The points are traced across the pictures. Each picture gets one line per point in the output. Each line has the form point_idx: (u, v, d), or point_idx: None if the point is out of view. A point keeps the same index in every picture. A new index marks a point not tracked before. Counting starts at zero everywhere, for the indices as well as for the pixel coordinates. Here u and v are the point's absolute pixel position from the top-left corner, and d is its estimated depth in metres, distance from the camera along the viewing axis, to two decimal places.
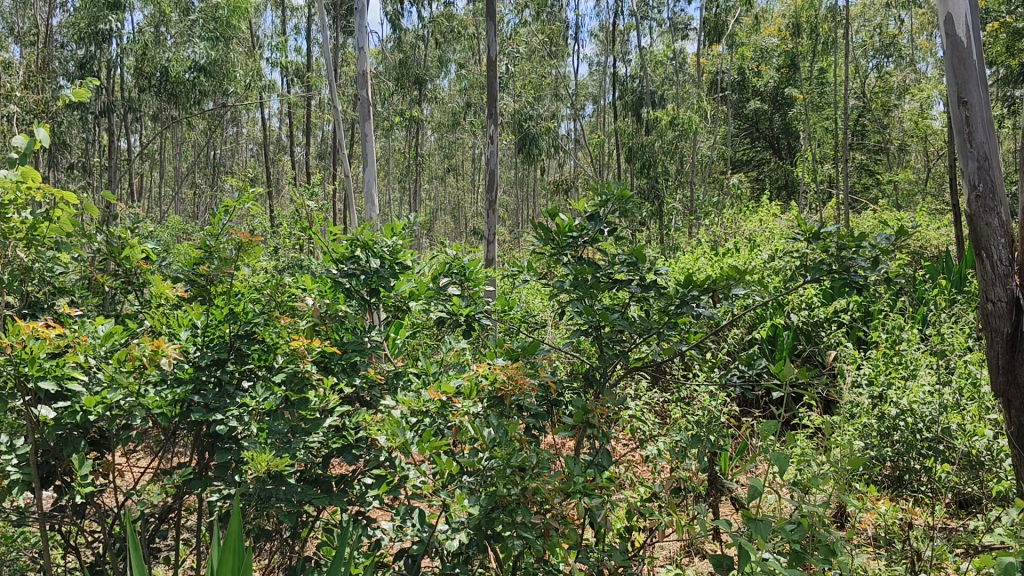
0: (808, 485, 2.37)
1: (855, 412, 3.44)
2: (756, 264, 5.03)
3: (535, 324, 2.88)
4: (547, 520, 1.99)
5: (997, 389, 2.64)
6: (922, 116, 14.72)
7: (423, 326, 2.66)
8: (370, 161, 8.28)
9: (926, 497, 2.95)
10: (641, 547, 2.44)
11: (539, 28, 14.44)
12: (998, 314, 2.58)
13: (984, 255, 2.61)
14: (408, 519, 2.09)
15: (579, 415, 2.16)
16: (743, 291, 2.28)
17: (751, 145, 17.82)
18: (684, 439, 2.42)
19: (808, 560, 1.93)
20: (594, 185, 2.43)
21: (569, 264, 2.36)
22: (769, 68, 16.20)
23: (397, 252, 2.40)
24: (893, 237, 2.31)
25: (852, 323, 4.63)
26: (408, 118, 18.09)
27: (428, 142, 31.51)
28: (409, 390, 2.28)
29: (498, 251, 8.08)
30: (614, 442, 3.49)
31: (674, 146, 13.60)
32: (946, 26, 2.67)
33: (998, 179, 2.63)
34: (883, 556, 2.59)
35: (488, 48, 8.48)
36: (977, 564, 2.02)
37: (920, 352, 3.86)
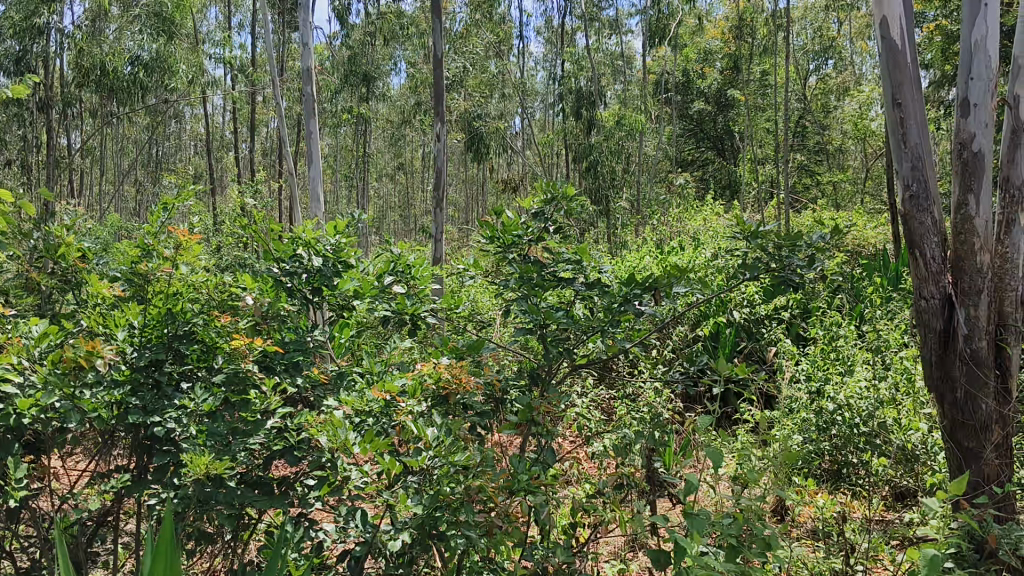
0: (746, 479, 2.41)
1: (793, 407, 3.53)
2: (699, 264, 5.09)
3: (482, 322, 2.86)
4: (491, 519, 1.99)
5: (930, 384, 2.73)
6: (861, 117, 15.02)
7: (368, 325, 2.63)
8: (315, 159, 8.13)
9: (864, 491, 3.01)
10: (585, 542, 2.45)
11: (484, 27, 14.36)
12: (931, 311, 2.66)
13: (918, 254, 2.68)
14: (351, 520, 2.05)
15: (523, 412, 2.17)
16: (683, 288, 2.32)
17: (695, 146, 17.79)
18: (627, 435, 2.44)
19: (745, 553, 1.96)
20: (539, 184, 2.43)
21: (514, 262, 2.35)
22: (713, 69, 16.36)
23: (341, 250, 2.37)
24: (829, 235, 2.34)
25: (792, 319, 4.72)
26: (354, 115, 17.92)
27: (376, 141, 31.18)
28: (354, 390, 2.26)
29: (444, 251, 8.00)
30: (560, 440, 3.51)
31: (621, 146, 13.62)
32: (881, 29, 2.71)
33: (931, 179, 2.69)
34: (821, 549, 2.64)
35: (436, 46, 8.38)
36: (909, 558, 2.07)
37: (857, 349, 3.96)
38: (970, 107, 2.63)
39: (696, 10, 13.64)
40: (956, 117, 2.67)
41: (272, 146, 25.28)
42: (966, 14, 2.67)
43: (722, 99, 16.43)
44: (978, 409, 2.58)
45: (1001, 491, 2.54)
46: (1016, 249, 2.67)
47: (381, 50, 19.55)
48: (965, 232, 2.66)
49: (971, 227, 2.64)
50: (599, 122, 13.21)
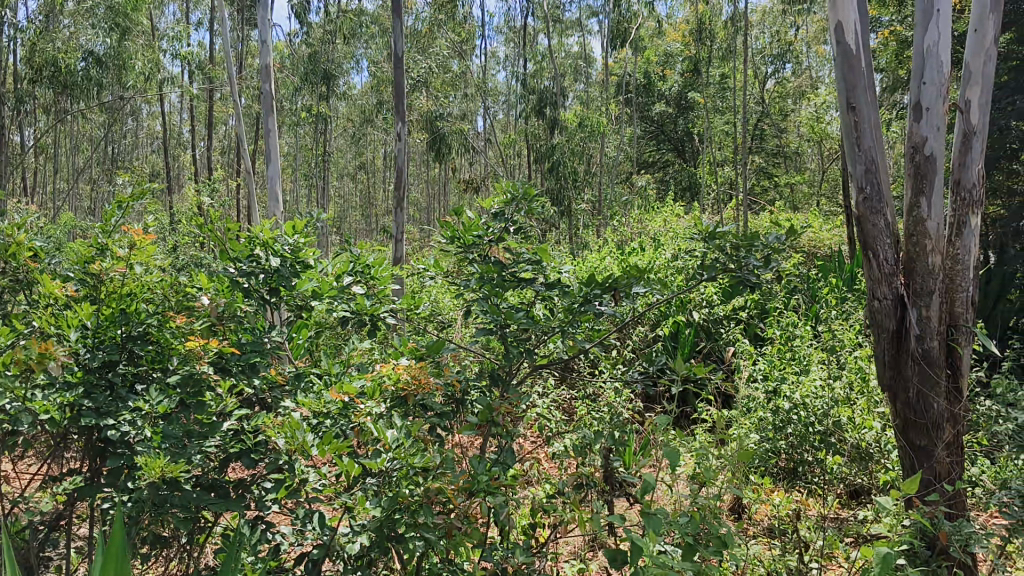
0: (702, 479, 2.43)
1: (751, 406, 3.57)
2: (660, 264, 5.14)
3: (441, 322, 2.84)
4: (450, 520, 1.99)
5: (883, 383, 2.78)
6: (818, 121, 15.24)
7: (327, 325, 2.61)
8: (274, 157, 8.03)
9: (819, 489, 3.05)
10: (545, 542, 2.45)
11: (446, 27, 14.33)
12: (884, 312, 2.71)
13: (871, 255, 2.72)
14: (308, 523, 2.02)
15: (482, 413, 2.16)
16: (643, 289, 2.33)
17: (655, 148, 17.77)
18: (587, 436, 2.45)
19: (700, 551, 1.98)
20: (499, 184, 2.42)
21: (474, 262, 2.35)
22: (673, 72, 16.49)
23: (299, 251, 2.34)
24: (785, 236, 2.37)
25: (749, 319, 4.78)
26: (314, 114, 17.76)
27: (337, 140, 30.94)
28: (313, 393, 2.23)
29: (405, 251, 7.96)
30: (521, 440, 3.51)
31: (583, 147, 13.62)
32: (836, 33, 2.75)
33: (884, 182, 2.73)
34: (778, 546, 2.66)
35: (396, 44, 8.33)
36: (864, 556, 2.09)
37: (812, 349, 4.02)
38: (922, 110, 2.68)
39: (657, 12, 13.72)
40: (908, 121, 2.73)
41: (230, 144, 25.01)
42: (919, 19, 2.72)
43: (682, 102, 16.56)
44: (930, 409, 2.64)
45: (952, 488, 2.60)
46: (966, 251, 2.73)
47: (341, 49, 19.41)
48: (917, 233, 2.71)
49: (923, 229, 2.69)
50: (561, 124, 13.26)
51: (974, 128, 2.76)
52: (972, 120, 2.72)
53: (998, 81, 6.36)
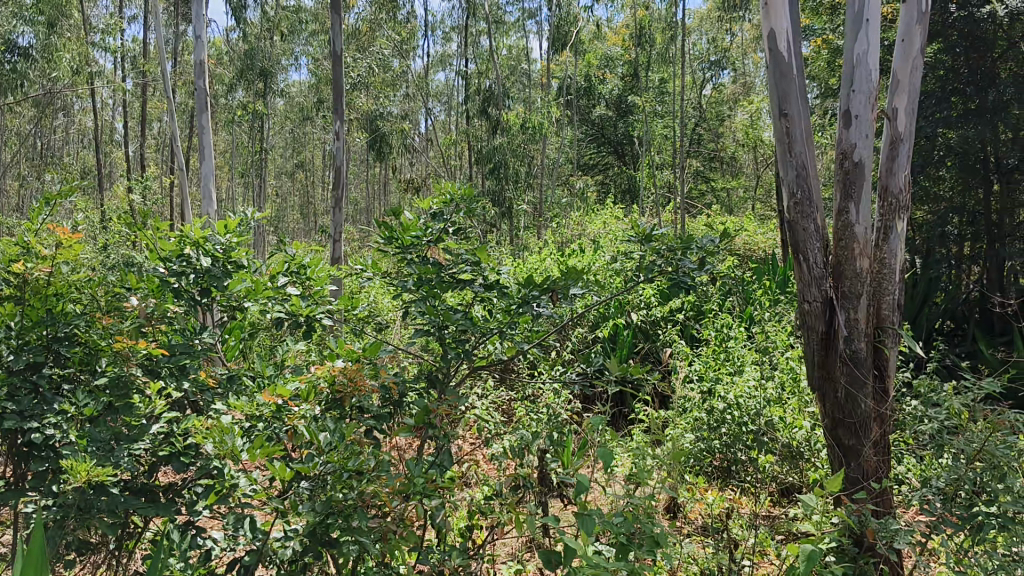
0: (636, 479, 2.45)
1: (686, 406, 3.64)
2: (599, 267, 5.20)
3: (379, 324, 2.81)
4: (385, 524, 1.97)
5: (812, 384, 2.84)
6: (753, 127, 15.56)
7: (262, 327, 2.57)
8: (207, 154, 7.88)
9: (751, 487, 3.11)
10: (482, 544, 2.45)
11: (386, 26, 14.20)
12: (814, 314, 2.77)
13: (802, 259, 2.78)
14: (238, 527, 1.97)
15: (418, 416, 2.14)
16: (581, 291, 2.35)
17: (595, 151, 17.66)
18: (524, 436, 2.46)
19: (635, 551, 1.99)
20: (437, 185, 2.42)
21: (412, 263, 2.33)
22: (613, 76, 16.67)
23: (230, 251, 2.28)
24: (719, 238, 2.41)
25: (685, 321, 4.86)
26: (251, 112, 17.49)
27: (276, 138, 30.53)
28: (245, 395, 2.20)
29: (343, 251, 7.88)
30: (459, 440, 3.52)
31: (524, 149, 13.63)
32: (769, 41, 2.80)
33: (814, 188, 2.79)
34: (711, 543, 2.69)
35: (335, 41, 8.21)
36: (793, 553, 2.13)
37: (746, 349, 4.12)
38: (851, 118, 2.76)
39: (596, 17, 13.83)
40: (838, 127, 2.80)
41: (164, 140, 24.44)
42: (849, 29, 2.80)
43: (622, 106, 16.70)
44: (857, 408, 2.70)
45: (879, 486, 2.66)
46: (892, 255, 2.81)
47: (279, 45, 19.11)
48: (846, 238, 2.78)
49: (851, 234, 2.76)
50: (503, 126, 13.24)
51: (901, 135, 2.84)
52: (899, 127, 2.80)
53: (926, 88, 6.52)
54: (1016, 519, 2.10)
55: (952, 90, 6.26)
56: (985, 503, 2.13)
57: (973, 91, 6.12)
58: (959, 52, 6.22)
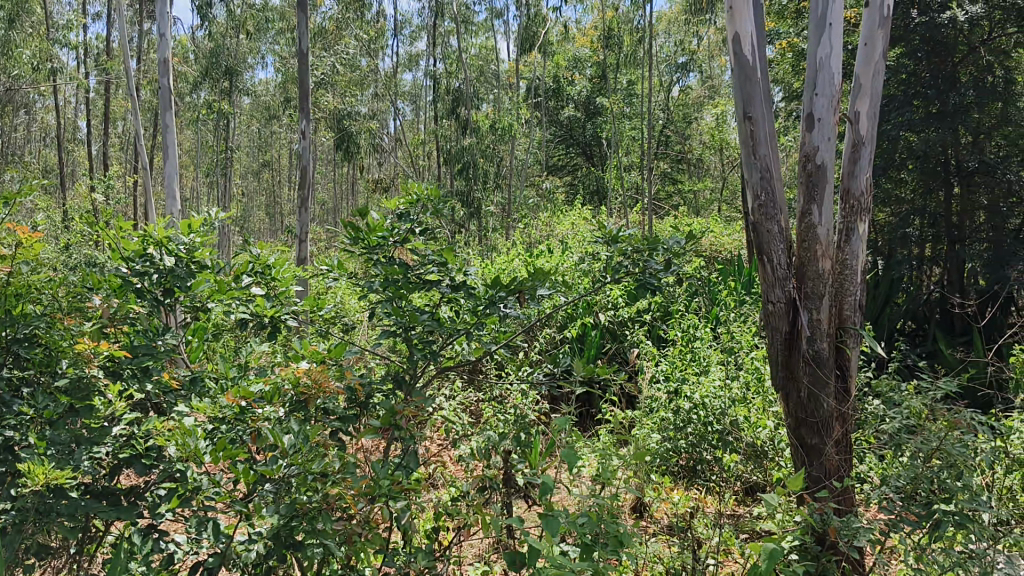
0: (601, 479, 2.46)
1: (653, 406, 3.67)
2: (567, 267, 5.22)
3: (345, 324, 2.79)
4: (349, 526, 1.96)
5: (776, 383, 2.87)
6: (719, 130, 15.70)
7: (227, 328, 2.54)
8: (171, 153, 7.77)
9: (717, 486, 3.13)
10: (448, 546, 2.45)
11: (354, 26, 14.15)
12: (777, 314, 2.80)
13: (766, 260, 2.81)
14: (201, 531, 1.94)
15: (383, 417, 2.13)
16: (547, 292, 2.36)
17: (564, 152, 17.68)
18: (490, 437, 2.46)
19: (599, 551, 2.00)
20: (404, 185, 2.41)
21: (379, 264, 2.31)
22: (582, 77, 16.71)
23: (194, 251, 2.25)
24: (685, 239, 2.42)
25: (653, 321, 4.89)
26: (217, 110, 17.31)
27: (242, 138, 30.22)
28: (208, 397, 2.17)
29: (310, 251, 7.82)
30: (426, 442, 3.51)
31: (493, 150, 13.60)
32: (734, 44, 2.83)
33: (778, 190, 2.82)
34: (677, 543, 2.70)
35: (301, 39, 8.14)
36: (755, 553, 2.15)
37: (711, 350, 4.15)
38: (815, 121, 2.79)
39: (565, 18, 13.86)
40: (801, 131, 2.83)
41: (128, 139, 24.08)
42: (812, 33, 2.83)
43: (591, 107, 16.74)
44: (819, 408, 2.74)
45: (841, 484, 2.69)
46: (855, 256, 2.84)
47: (246, 44, 18.95)
48: (809, 240, 2.81)
49: (813, 236, 2.80)
50: (472, 125, 13.19)
51: (863, 138, 2.88)
52: (861, 131, 2.84)
53: (889, 92, 6.60)
54: (972, 517, 2.14)
55: (914, 94, 6.32)
56: (943, 502, 2.16)
57: (934, 95, 6.23)
58: (921, 57, 6.33)
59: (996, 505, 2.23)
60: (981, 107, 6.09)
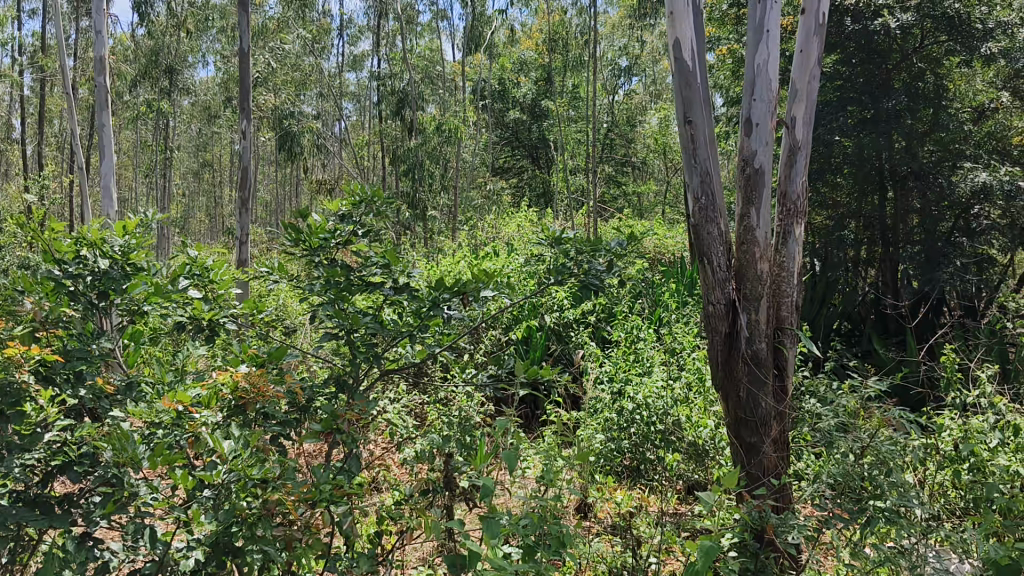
0: (544, 480, 2.47)
1: (597, 407, 3.70)
2: (512, 269, 5.22)
3: (286, 327, 2.76)
4: (289, 533, 1.94)
5: (715, 383, 2.92)
6: (661, 133, 15.89)
7: (163, 331, 2.47)
8: (107, 153, 7.57)
9: (660, 486, 3.17)
10: (391, 551, 2.43)
11: (297, 26, 14.00)
12: (717, 315, 2.84)
13: (706, 262, 2.85)
14: (138, 539, 1.88)
15: (325, 422, 2.11)
16: (490, 293, 2.37)
17: (511, 155, 17.69)
18: (434, 440, 2.45)
19: (542, 552, 2.01)
20: (347, 187, 2.39)
21: (321, 266, 2.29)
22: (527, 80, 16.74)
23: (130, 253, 2.20)
24: (627, 241, 2.43)
25: (597, 323, 4.93)
26: (155, 110, 16.92)
27: (182, 137, 29.60)
28: (145, 402, 2.12)
29: (251, 253, 7.71)
30: (370, 445, 3.47)
31: (439, 152, 13.47)
32: (674, 49, 2.86)
33: (718, 193, 2.87)
34: (619, 542, 2.71)
35: (242, 38, 7.99)
36: (693, 552, 2.17)
37: (655, 350, 4.20)
38: (753, 126, 2.84)
39: (510, 20, 13.84)
40: (739, 135, 2.88)
41: (63, 139, 23.40)
42: (751, 39, 2.88)
43: (536, 109, 16.76)
44: (758, 407, 2.79)
45: (778, 481, 2.74)
46: (791, 258, 2.90)
47: (187, 42, 18.61)
48: (747, 242, 2.86)
49: (752, 238, 2.85)
50: (418, 127, 13.08)
51: (799, 143, 2.94)
52: (797, 135, 2.90)
53: (824, 98, 6.75)
54: (901, 512, 2.20)
55: (849, 100, 6.48)
56: (874, 498, 2.21)
57: (867, 101, 6.38)
58: (855, 63, 6.56)
59: (925, 499, 2.28)
60: (912, 113, 6.26)
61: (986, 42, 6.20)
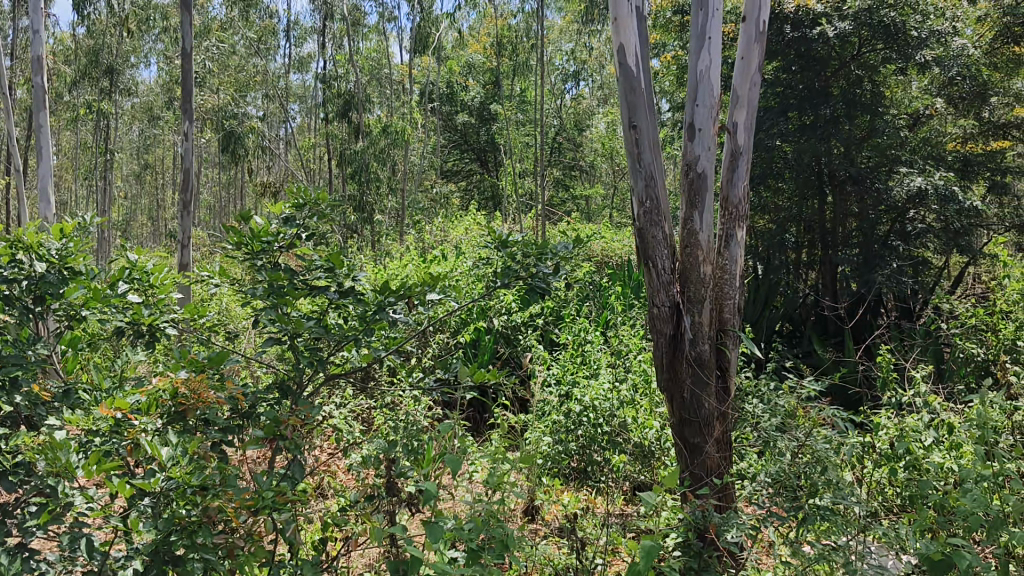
0: (489, 484, 2.46)
1: (545, 409, 3.71)
2: (460, 273, 5.21)
3: (229, 331, 2.71)
4: (229, 540, 1.91)
5: (660, 384, 2.95)
6: (609, 137, 16.02)
7: (102, 335, 2.42)
8: (45, 155, 7.36)
9: (606, 487, 3.19)
10: (336, 557, 2.40)
11: (241, 27, 13.78)
12: (662, 317, 2.87)
13: (651, 264, 2.88)
14: (73, 549, 1.83)
15: (267, 428, 2.08)
16: (436, 297, 2.36)
17: (459, 158, 17.67)
18: (378, 444, 2.43)
19: (486, 556, 2.00)
20: (291, 189, 2.35)
21: (264, 270, 2.27)
22: (475, 84, 16.77)
23: (67, 257, 2.15)
24: (573, 245, 2.45)
25: (545, 326, 4.94)
26: (95, 111, 16.52)
27: (123, 139, 28.96)
28: (82, 408, 2.08)
29: (192, 257, 7.57)
30: (315, 451, 3.43)
31: (387, 155, 13.10)
32: (619, 55, 2.89)
33: (662, 197, 2.90)
34: (564, 544, 2.71)
35: (184, 38, 7.84)
36: (636, 554, 2.19)
37: (601, 353, 4.23)
38: (695, 131, 2.88)
39: (458, 23, 13.81)
40: (683, 140, 2.91)
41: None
42: (694, 45, 2.92)
43: (484, 113, 16.78)
44: (701, 408, 2.83)
45: (720, 480, 2.79)
46: (733, 261, 2.95)
47: (127, 42, 18.20)
48: (691, 245, 2.90)
49: (695, 241, 2.88)
50: (365, 130, 12.93)
51: (740, 148, 2.99)
52: (738, 141, 2.95)
53: (766, 104, 6.87)
54: (839, 509, 2.24)
55: (788, 106, 6.61)
56: (813, 497, 2.24)
57: (807, 106, 6.52)
58: (795, 70, 6.70)
59: (863, 497, 2.33)
60: (851, 119, 6.42)
61: (921, 50, 6.35)
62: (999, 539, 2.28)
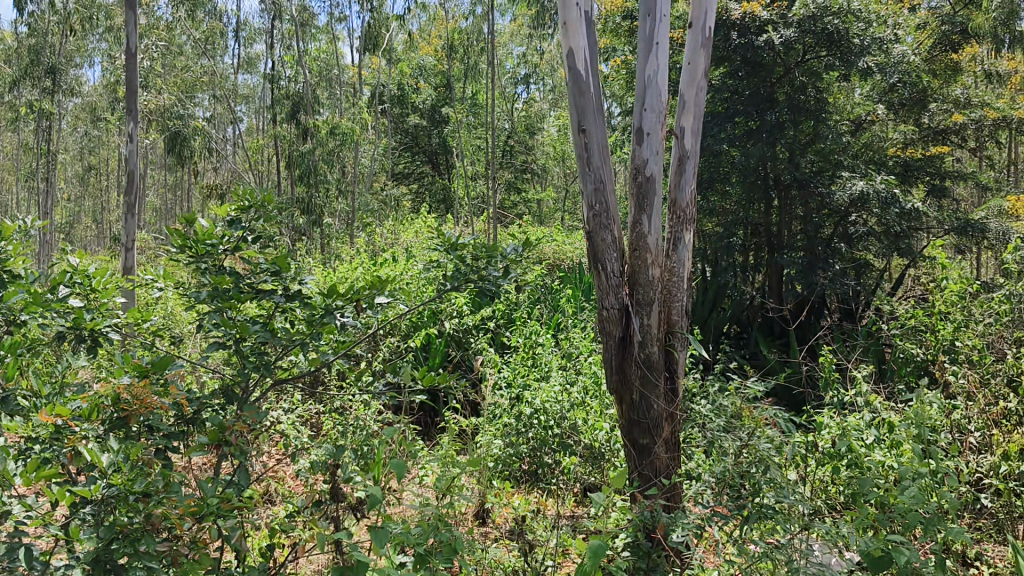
0: (438, 487, 2.45)
1: (496, 412, 3.72)
2: (410, 276, 5.19)
3: (174, 335, 2.67)
4: (173, 547, 1.85)
5: (610, 385, 2.97)
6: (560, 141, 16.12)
7: (43, 341, 2.36)
8: None
9: (557, 488, 3.21)
10: (282, 563, 2.37)
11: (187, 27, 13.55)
12: (611, 319, 2.90)
13: (600, 267, 2.91)
14: (10, 557, 1.77)
15: (212, 432, 2.04)
16: (384, 300, 2.36)
17: (410, 160, 17.58)
18: (326, 449, 2.41)
19: (433, 560, 1.99)
20: (235, 191, 2.32)
21: (207, 272, 2.23)
22: (426, 86, 16.74)
23: (6, 259, 2.10)
24: (522, 247, 2.46)
25: (496, 328, 4.94)
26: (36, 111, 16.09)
27: (66, 140, 28.30)
28: (21, 416, 2.02)
29: (137, 260, 7.41)
30: (263, 458, 3.39)
31: (336, 155, 12.76)
32: (568, 59, 2.90)
33: (611, 201, 2.92)
34: (516, 546, 2.71)
35: (129, 38, 7.68)
36: (583, 554, 2.20)
37: (552, 355, 4.24)
38: (643, 135, 2.91)
39: (408, 24, 13.74)
40: (631, 143, 2.94)
41: None
42: (642, 50, 2.95)
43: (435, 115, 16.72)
44: (650, 409, 2.86)
45: (668, 480, 2.82)
46: (681, 264, 2.98)
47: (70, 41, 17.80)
48: (639, 248, 2.93)
49: (644, 244, 2.91)
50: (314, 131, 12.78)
51: (687, 152, 3.02)
52: (686, 145, 2.99)
53: (713, 108, 6.96)
54: (784, 507, 2.27)
55: (735, 111, 6.71)
56: (758, 496, 2.26)
57: (753, 112, 6.63)
58: (742, 76, 6.79)
59: (807, 495, 2.37)
60: (795, 125, 6.55)
61: (862, 57, 6.40)
62: (933, 533, 2.34)
